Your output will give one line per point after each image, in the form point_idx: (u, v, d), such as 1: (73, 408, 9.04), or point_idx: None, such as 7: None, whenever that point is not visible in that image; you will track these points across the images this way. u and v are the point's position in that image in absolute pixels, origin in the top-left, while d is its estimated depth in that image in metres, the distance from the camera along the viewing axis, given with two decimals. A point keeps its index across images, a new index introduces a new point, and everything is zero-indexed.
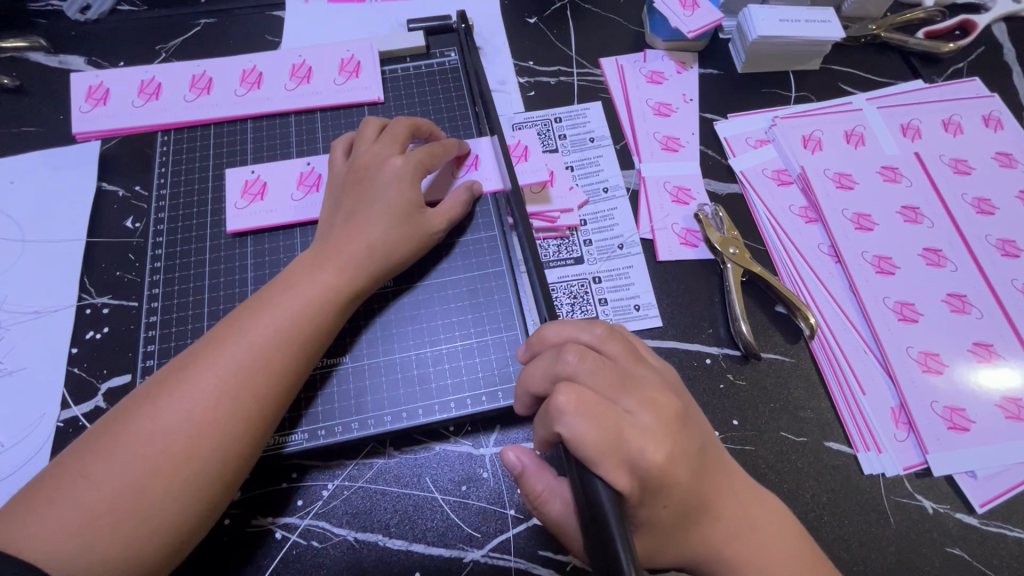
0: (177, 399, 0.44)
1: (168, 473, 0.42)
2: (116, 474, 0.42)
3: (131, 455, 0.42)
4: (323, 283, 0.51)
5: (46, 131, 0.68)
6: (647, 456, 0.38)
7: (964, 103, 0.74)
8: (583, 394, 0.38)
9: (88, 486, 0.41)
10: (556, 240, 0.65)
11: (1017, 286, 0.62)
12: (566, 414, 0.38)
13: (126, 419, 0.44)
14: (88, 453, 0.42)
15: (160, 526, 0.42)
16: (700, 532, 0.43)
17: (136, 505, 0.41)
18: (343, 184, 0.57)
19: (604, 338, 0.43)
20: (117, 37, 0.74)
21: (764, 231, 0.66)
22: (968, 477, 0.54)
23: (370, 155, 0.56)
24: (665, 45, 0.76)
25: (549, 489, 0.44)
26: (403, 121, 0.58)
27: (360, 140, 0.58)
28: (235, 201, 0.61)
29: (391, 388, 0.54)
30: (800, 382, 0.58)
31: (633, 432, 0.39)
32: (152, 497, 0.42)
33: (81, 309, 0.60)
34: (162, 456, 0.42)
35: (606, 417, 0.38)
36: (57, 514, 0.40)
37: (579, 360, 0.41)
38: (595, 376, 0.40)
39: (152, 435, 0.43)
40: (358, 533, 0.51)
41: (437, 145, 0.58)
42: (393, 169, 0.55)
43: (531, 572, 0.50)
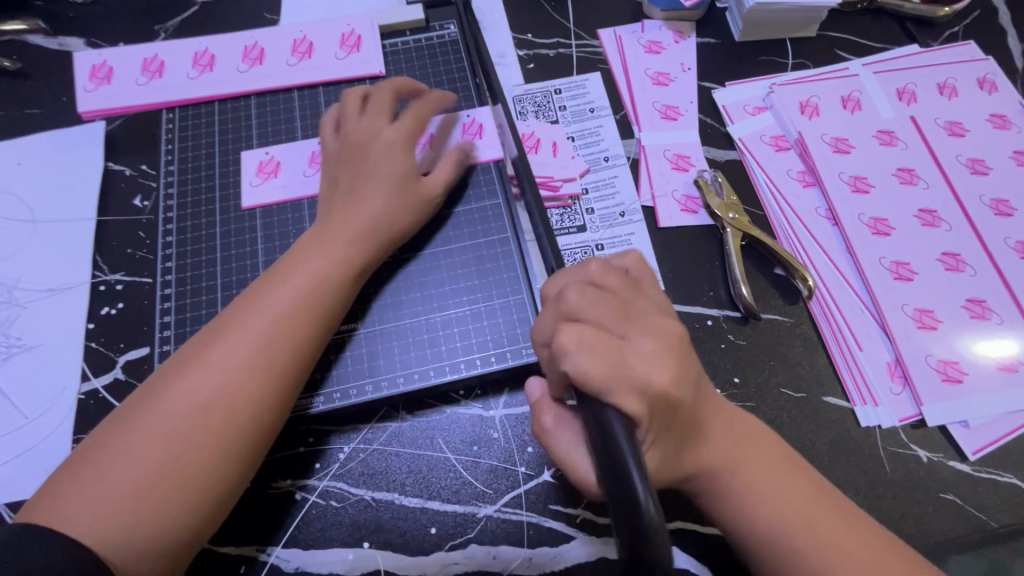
0: (205, 373, 0.46)
1: (206, 443, 0.44)
2: (155, 448, 0.43)
3: (167, 429, 0.44)
4: (337, 255, 0.52)
5: (50, 112, 0.69)
6: (654, 380, 0.39)
7: (959, 67, 0.74)
8: (585, 332, 0.40)
9: (129, 461, 0.42)
10: (559, 209, 0.66)
11: (1011, 243, 0.64)
12: (570, 351, 0.39)
13: (155, 398, 0.45)
14: (122, 431, 0.44)
15: (203, 493, 0.44)
16: (698, 457, 0.45)
17: (177, 476, 0.43)
18: (335, 158, 0.58)
19: (600, 273, 0.45)
20: (116, 18, 0.74)
21: (763, 196, 0.67)
22: (961, 427, 0.56)
23: (359, 127, 0.57)
24: (662, 14, 0.76)
25: (560, 422, 0.45)
26: (385, 89, 0.60)
27: (345, 115, 0.58)
28: (250, 179, 0.62)
29: (402, 352, 0.56)
30: (799, 340, 0.60)
31: (637, 360, 0.40)
32: (193, 466, 0.43)
33: (95, 287, 0.61)
34: (197, 427, 0.44)
35: (607, 349, 0.39)
36: (99, 491, 0.41)
37: (579, 295, 0.42)
38: (597, 312, 0.42)
39: (185, 408, 0.44)
40: (375, 492, 0.53)
41: (424, 106, 0.60)
42: (386, 139, 0.56)
43: (542, 525, 0.52)
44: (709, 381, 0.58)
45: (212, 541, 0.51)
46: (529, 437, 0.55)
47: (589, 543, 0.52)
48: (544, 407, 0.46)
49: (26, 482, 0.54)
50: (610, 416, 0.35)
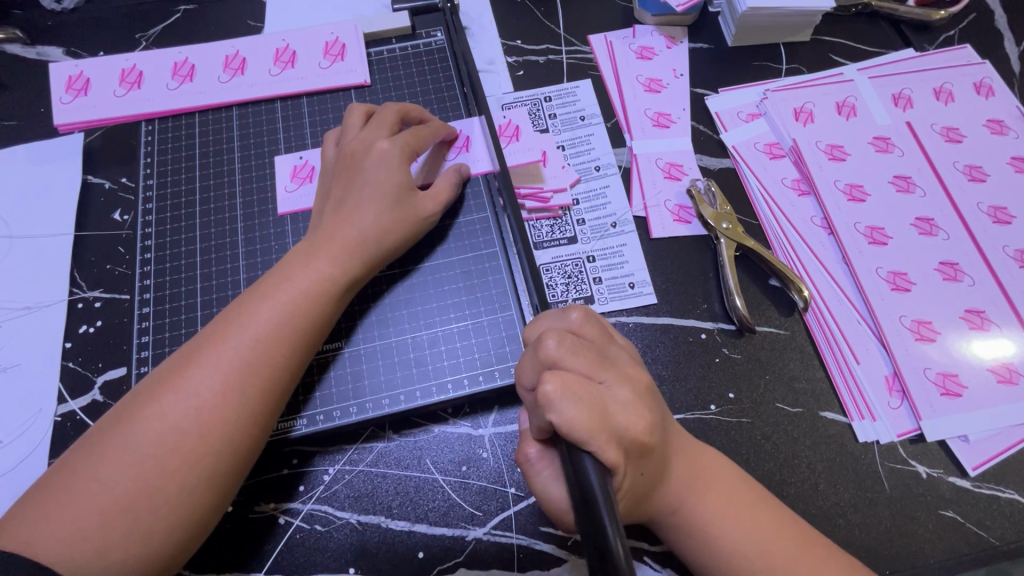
0: (183, 399, 0.44)
1: (180, 471, 0.42)
2: (125, 475, 0.42)
3: (139, 456, 0.42)
4: (321, 272, 0.50)
5: (27, 124, 0.67)
6: (631, 429, 0.39)
7: (955, 71, 0.73)
8: (568, 380, 0.38)
9: (98, 489, 0.41)
10: (549, 220, 0.65)
11: (1010, 252, 0.63)
12: (555, 400, 0.37)
13: (132, 415, 0.44)
14: (95, 452, 0.42)
15: (174, 521, 0.42)
16: (663, 496, 0.44)
17: (148, 501, 0.41)
18: (333, 173, 0.56)
19: (581, 321, 0.43)
20: (95, 26, 0.73)
21: (757, 206, 0.66)
22: (961, 442, 0.55)
23: (359, 142, 0.55)
24: (654, 20, 0.75)
25: (543, 454, 0.43)
26: (391, 107, 0.58)
27: (346, 129, 0.57)
28: (285, 184, 0.61)
29: (388, 371, 0.54)
30: (795, 353, 0.59)
31: (615, 410, 0.39)
32: (165, 495, 0.42)
33: (73, 304, 0.60)
34: (171, 451, 0.43)
35: (590, 401, 0.37)
36: (71, 514, 0.40)
37: (560, 343, 0.40)
38: (578, 359, 0.40)
39: (160, 433, 0.43)
40: (360, 516, 0.52)
41: (424, 129, 0.58)
42: (381, 153, 0.54)
43: (532, 547, 0.51)
44: (703, 397, 0.57)
45: (193, 568, 0.50)
46: None
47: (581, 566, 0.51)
48: (528, 440, 0.44)
49: (1, 509, 0.52)
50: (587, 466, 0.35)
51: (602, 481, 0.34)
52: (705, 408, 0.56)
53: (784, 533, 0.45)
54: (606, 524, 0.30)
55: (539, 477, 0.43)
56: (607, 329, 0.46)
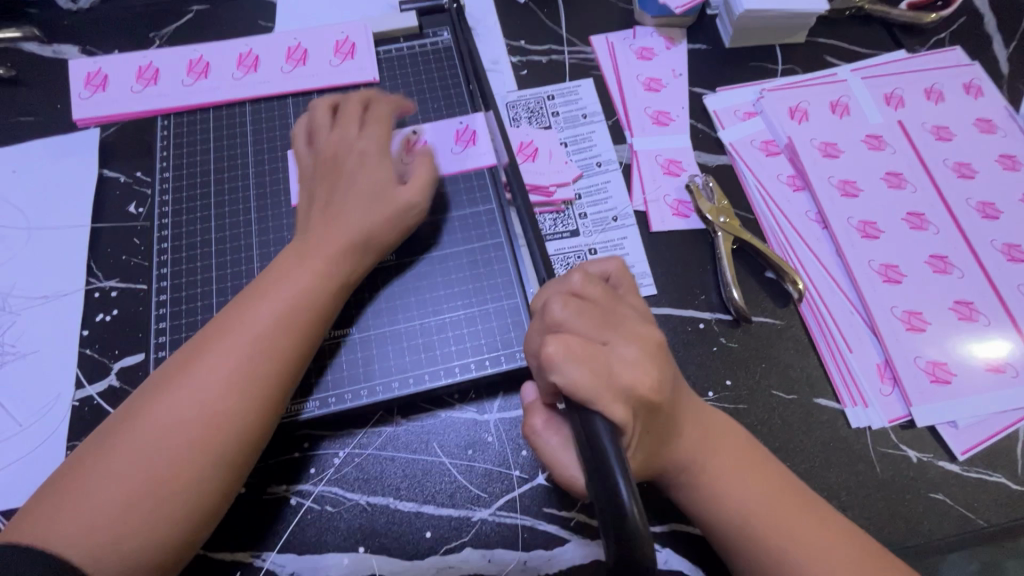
0: (189, 393, 0.46)
1: (189, 461, 0.44)
2: (135, 469, 0.43)
3: (149, 449, 0.44)
4: (320, 270, 0.52)
5: (44, 120, 0.69)
6: (638, 384, 0.41)
7: (945, 72, 0.76)
8: (571, 343, 0.40)
9: (110, 483, 0.43)
10: (552, 214, 0.67)
11: (997, 245, 0.65)
12: (559, 363, 0.39)
13: (141, 411, 0.45)
14: (106, 449, 0.44)
15: (188, 508, 0.44)
16: (673, 454, 0.46)
17: (161, 491, 0.43)
18: (314, 174, 0.58)
19: (583, 283, 0.45)
20: (110, 25, 0.75)
21: (754, 201, 0.68)
22: (950, 428, 0.57)
23: (336, 141, 0.58)
24: (654, 21, 0.77)
25: (550, 424, 0.45)
26: (356, 108, 0.60)
27: (317, 130, 0.59)
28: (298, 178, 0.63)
29: (397, 356, 0.56)
30: (790, 342, 0.61)
31: (621, 369, 0.41)
32: (175, 486, 0.43)
33: (90, 293, 0.61)
34: (181, 443, 0.44)
35: (594, 361, 0.40)
36: (84, 508, 0.42)
37: (564, 308, 0.43)
38: (581, 323, 0.43)
39: (167, 427, 0.45)
40: (370, 497, 0.53)
41: (381, 108, 0.61)
42: (361, 149, 0.57)
43: (536, 528, 0.53)
44: (701, 384, 0.58)
45: (207, 548, 0.51)
46: (523, 441, 0.56)
47: (583, 545, 0.52)
48: (535, 410, 0.46)
49: (20, 489, 0.54)
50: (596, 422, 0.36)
51: (612, 438, 0.35)
52: (704, 395, 0.58)
53: (774, 496, 0.46)
54: (620, 486, 0.31)
55: (547, 445, 0.45)
56: (612, 290, 0.47)
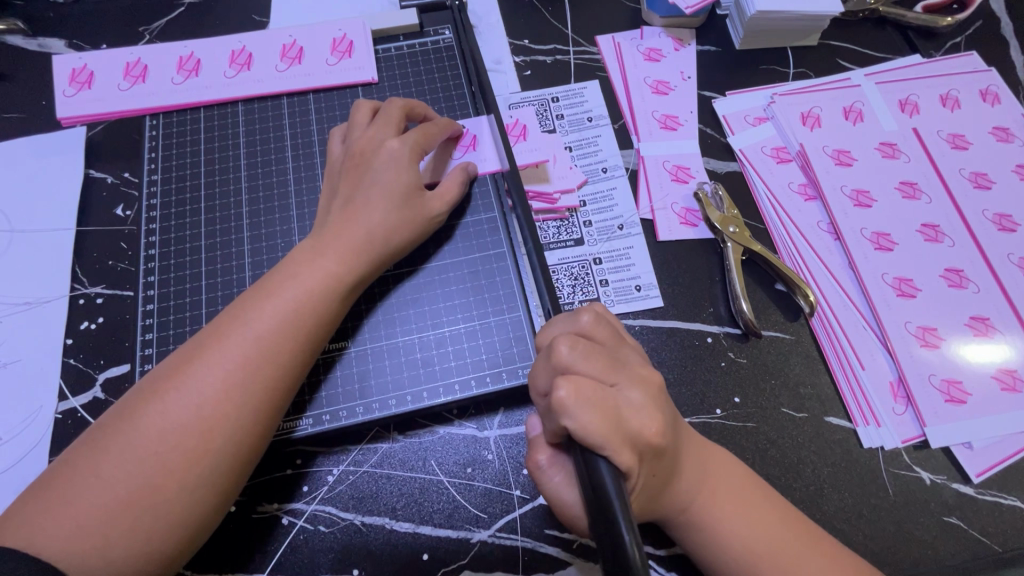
0: (186, 397, 0.44)
1: (182, 469, 0.42)
2: (128, 472, 0.41)
3: (142, 453, 0.42)
4: (326, 270, 0.50)
5: (28, 118, 0.66)
6: (645, 432, 0.39)
7: (961, 78, 0.73)
8: (581, 385, 0.38)
9: (101, 486, 0.41)
10: (556, 221, 0.65)
11: (1014, 259, 0.63)
12: (569, 406, 0.37)
13: (137, 411, 0.43)
14: (98, 449, 0.42)
15: (176, 520, 0.42)
16: (674, 493, 0.44)
17: (150, 500, 0.41)
18: (339, 171, 0.56)
19: (593, 324, 0.43)
20: (98, 19, 0.72)
21: (764, 211, 0.66)
22: (964, 449, 0.55)
23: (367, 140, 0.55)
24: (662, 22, 0.75)
25: (554, 462, 0.43)
26: (396, 104, 0.57)
27: (353, 126, 0.57)
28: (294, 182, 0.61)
29: (395, 371, 0.54)
30: (800, 358, 0.59)
31: (629, 413, 0.39)
32: (166, 494, 0.41)
33: (74, 300, 0.59)
34: (173, 450, 0.42)
35: (605, 404, 0.38)
36: (74, 511, 0.40)
37: (572, 348, 0.40)
38: (590, 362, 0.40)
39: (161, 431, 0.42)
40: (365, 517, 0.51)
41: (430, 125, 0.57)
42: (390, 154, 0.54)
43: (537, 550, 0.51)
44: (708, 401, 0.57)
45: (195, 569, 0.49)
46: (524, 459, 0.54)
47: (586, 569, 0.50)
48: (538, 446, 0.44)
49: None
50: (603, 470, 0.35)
51: (617, 484, 0.34)
52: (711, 413, 0.56)
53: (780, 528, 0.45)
54: (622, 531, 0.30)
55: (550, 483, 0.43)
56: (618, 331, 0.46)
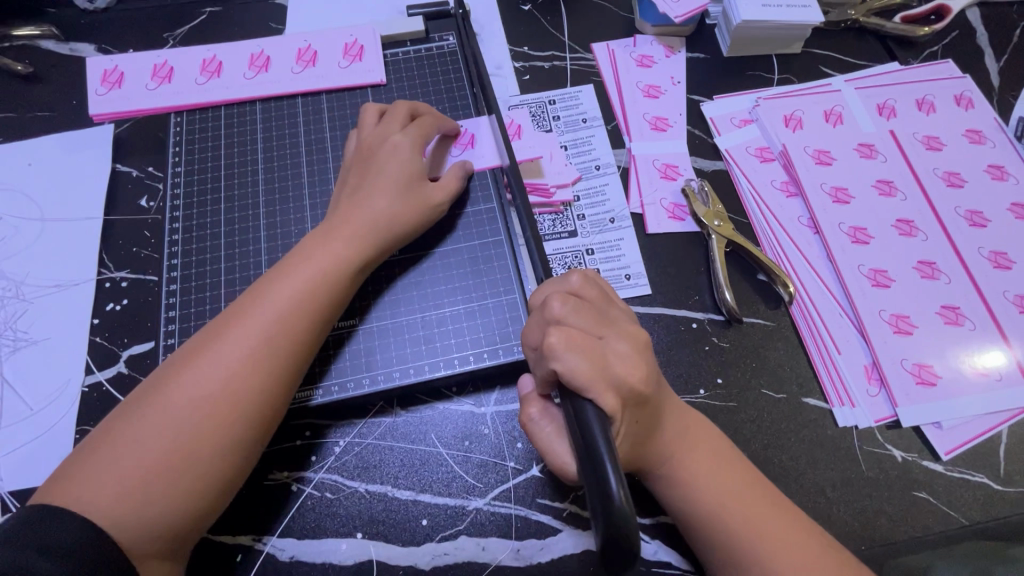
0: (212, 369, 0.47)
1: (211, 434, 0.46)
2: (162, 438, 0.45)
3: (173, 421, 0.46)
4: (336, 254, 0.54)
5: (61, 116, 0.72)
6: (629, 376, 0.43)
7: (937, 84, 0.78)
8: (571, 335, 0.42)
9: (138, 451, 0.44)
10: (551, 215, 0.69)
11: (984, 253, 0.66)
12: (560, 351, 0.41)
13: (168, 383, 0.47)
14: (134, 419, 0.46)
15: (205, 480, 0.46)
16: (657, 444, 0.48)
17: (183, 462, 0.45)
18: (350, 165, 0.60)
19: (582, 284, 0.48)
20: (126, 25, 0.77)
21: (748, 206, 0.70)
22: (934, 428, 0.58)
23: (374, 136, 0.60)
24: (654, 30, 0.80)
25: (546, 415, 0.47)
26: (402, 104, 0.62)
27: (361, 125, 0.62)
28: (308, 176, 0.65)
29: (399, 347, 0.58)
30: (780, 343, 0.62)
31: (614, 360, 0.43)
32: (197, 457, 0.45)
33: (101, 283, 0.63)
34: (201, 417, 0.46)
35: (592, 352, 0.42)
36: (114, 473, 0.44)
37: (563, 304, 0.45)
38: (579, 317, 0.45)
39: (191, 400, 0.46)
40: (368, 485, 0.55)
41: (432, 119, 0.62)
42: (394, 146, 0.59)
43: (530, 518, 0.54)
44: (693, 382, 0.60)
45: (212, 530, 0.53)
46: (519, 433, 0.57)
47: (574, 535, 0.54)
48: (531, 400, 0.48)
49: (30, 471, 0.56)
50: (589, 411, 0.38)
51: (601, 427, 0.37)
52: (695, 392, 0.60)
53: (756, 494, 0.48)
54: (608, 474, 0.33)
55: (542, 433, 0.46)
56: (607, 293, 0.50)
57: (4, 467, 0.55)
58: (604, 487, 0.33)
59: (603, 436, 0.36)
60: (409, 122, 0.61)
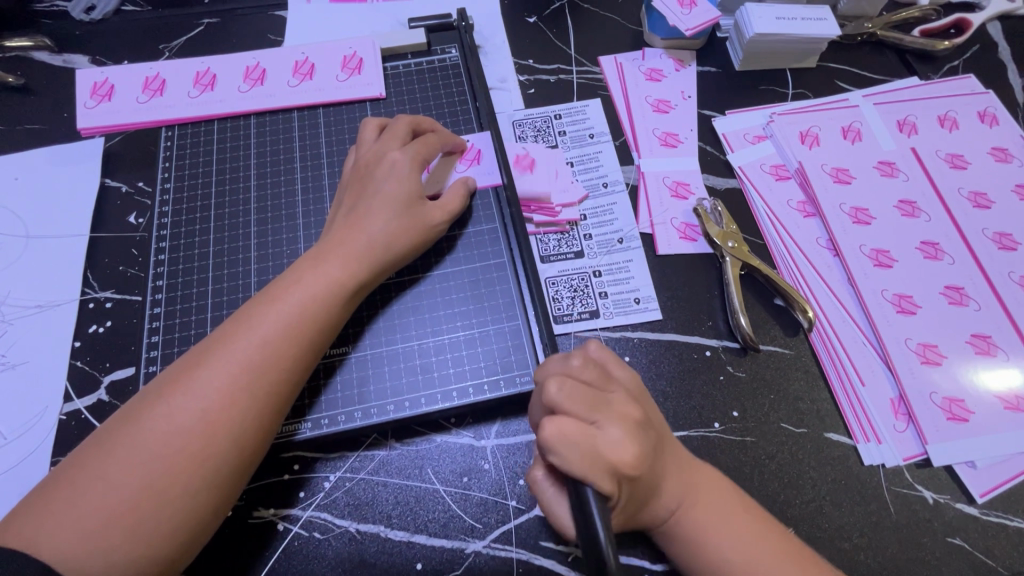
0: (190, 401, 0.44)
1: (186, 472, 0.43)
2: (133, 475, 0.42)
3: (146, 457, 0.42)
4: (329, 275, 0.51)
5: (51, 129, 0.69)
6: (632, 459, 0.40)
7: (960, 100, 0.75)
8: (567, 424, 0.39)
9: (106, 489, 0.41)
10: (557, 234, 0.65)
11: (1015, 278, 0.63)
12: (554, 445, 0.38)
13: (144, 414, 0.44)
14: (105, 452, 0.43)
15: (179, 521, 0.42)
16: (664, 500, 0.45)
17: (155, 502, 0.42)
18: (347, 183, 0.58)
19: (579, 365, 0.44)
20: (120, 37, 0.75)
21: (764, 227, 0.66)
22: (967, 468, 0.54)
23: (373, 153, 0.57)
24: (663, 43, 0.77)
25: (551, 479, 0.44)
26: (403, 119, 0.59)
27: (361, 142, 0.59)
28: (303, 193, 0.63)
29: (394, 377, 0.55)
30: (799, 374, 0.59)
31: (606, 445, 0.39)
32: (170, 497, 0.42)
33: (84, 304, 0.60)
34: (177, 452, 0.43)
35: (590, 439, 0.39)
36: (79, 513, 0.40)
37: (560, 385, 0.41)
38: (579, 399, 0.41)
39: (166, 433, 0.43)
40: (359, 525, 0.51)
41: (434, 136, 0.59)
42: (393, 164, 0.56)
43: (532, 563, 0.50)
44: (707, 415, 0.56)
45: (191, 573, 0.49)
46: (521, 470, 0.54)
47: None
48: (537, 460, 0.45)
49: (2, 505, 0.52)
50: (589, 500, 0.36)
51: (603, 516, 0.35)
52: (709, 426, 0.56)
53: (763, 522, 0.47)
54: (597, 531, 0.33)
55: (549, 492, 0.44)
56: (605, 365, 0.46)
57: None
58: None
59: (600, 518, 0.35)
60: (410, 139, 0.58)
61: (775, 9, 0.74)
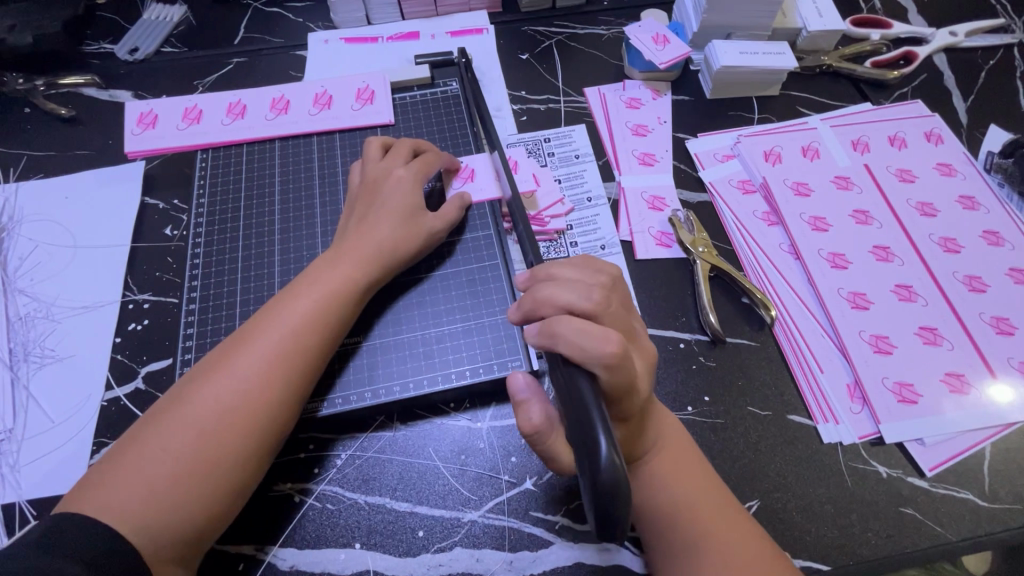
0: (229, 384, 0.51)
1: (228, 444, 0.49)
2: (181, 448, 0.48)
3: (192, 432, 0.49)
4: (345, 275, 0.58)
5: (98, 154, 0.79)
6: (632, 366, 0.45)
7: (908, 122, 0.83)
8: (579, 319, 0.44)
9: (158, 461, 0.47)
10: (546, 242, 0.73)
11: (959, 277, 0.70)
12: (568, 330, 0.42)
13: (187, 397, 0.51)
14: (155, 431, 0.49)
15: (224, 487, 0.49)
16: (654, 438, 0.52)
17: (201, 471, 0.48)
18: (355, 197, 0.66)
19: (575, 270, 0.50)
20: (161, 75, 0.86)
21: (732, 234, 0.74)
22: (918, 445, 0.60)
23: (379, 170, 0.65)
24: (641, 75, 0.87)
25: (544, 422, 0.45)
26: (406, 141, 0.69)
27: (366, 160, 0.67)
28: (321, 206, 0.71)
29: (400, 362, 0.61)
30: (765, 363, 0.65)
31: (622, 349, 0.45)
32: (215, 466, 0.48)
33: (125, 304, 0.68)
34: (221, 426, 0.49)
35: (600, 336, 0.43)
36: (135, 483, 0.46)
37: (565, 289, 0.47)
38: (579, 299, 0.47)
39: (208, 412, 0.50)
40: (367, 497, 0.57)
41: (432, 154, 0.68)
42: (398, 180, 0.64)
43: (523, 530, 0.56)
44: (681, 399, 0.62)
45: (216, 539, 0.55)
46: (513, 448, 0.59)
47: (567, 548, 0.55)
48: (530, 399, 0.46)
49: (48, 481, 0.58)
50: (586, 389, 0.39)
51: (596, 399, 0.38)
52: (683, 409, 0.62)
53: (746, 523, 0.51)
54: (601, 440, 0.34)
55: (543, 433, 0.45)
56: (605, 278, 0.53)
57: (24, 478, 0.58)
58: (596, 458, 0.34)
59: (598, 413, 0.36)
60: (412, 158, 0.67)
61: (739, 45, 0.83)
